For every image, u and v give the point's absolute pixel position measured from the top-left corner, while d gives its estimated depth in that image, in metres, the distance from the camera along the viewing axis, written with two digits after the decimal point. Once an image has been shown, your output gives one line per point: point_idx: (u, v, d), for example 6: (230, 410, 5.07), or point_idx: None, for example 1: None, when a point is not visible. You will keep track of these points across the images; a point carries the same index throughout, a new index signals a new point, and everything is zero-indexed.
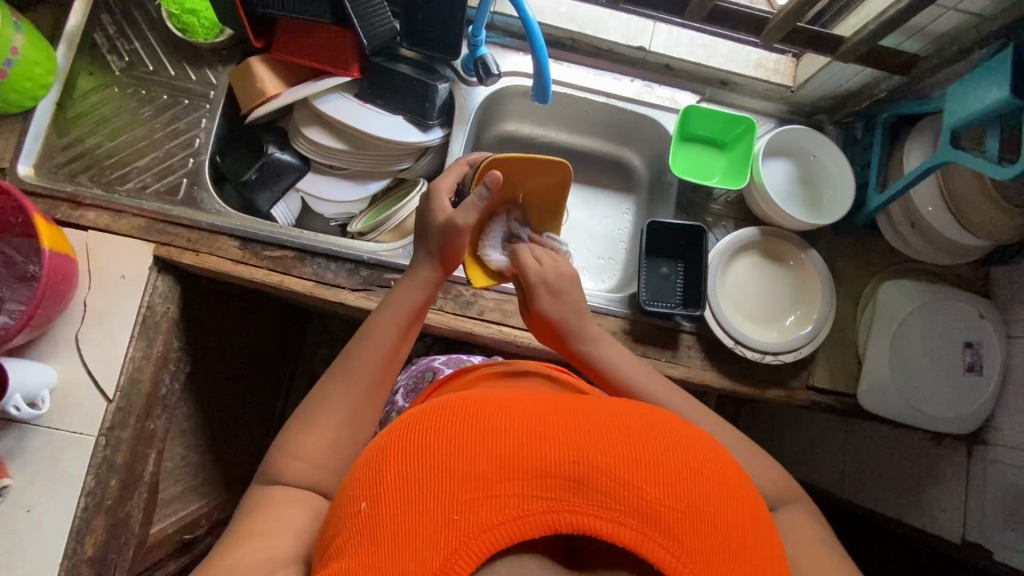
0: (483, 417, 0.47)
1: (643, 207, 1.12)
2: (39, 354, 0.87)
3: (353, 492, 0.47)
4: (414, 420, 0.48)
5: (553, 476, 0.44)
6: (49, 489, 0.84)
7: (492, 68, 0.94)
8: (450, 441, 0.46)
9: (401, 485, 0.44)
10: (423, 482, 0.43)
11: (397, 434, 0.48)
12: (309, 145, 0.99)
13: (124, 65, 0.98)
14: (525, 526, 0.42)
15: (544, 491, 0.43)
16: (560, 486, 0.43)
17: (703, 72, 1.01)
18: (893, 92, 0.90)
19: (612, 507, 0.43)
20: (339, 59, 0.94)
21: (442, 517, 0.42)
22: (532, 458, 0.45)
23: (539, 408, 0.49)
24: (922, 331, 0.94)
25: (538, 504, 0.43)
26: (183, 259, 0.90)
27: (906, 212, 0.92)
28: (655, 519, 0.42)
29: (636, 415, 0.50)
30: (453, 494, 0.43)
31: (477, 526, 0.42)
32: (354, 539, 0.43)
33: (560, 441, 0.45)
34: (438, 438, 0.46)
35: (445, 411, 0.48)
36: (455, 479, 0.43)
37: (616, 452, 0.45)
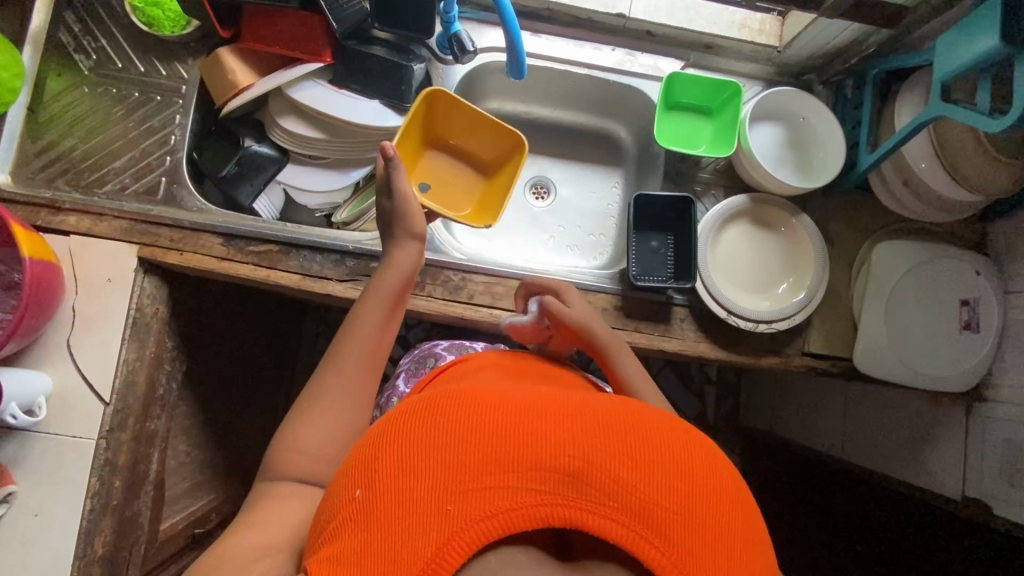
0: (484, 411, 0.47)
1: (632, 180, 1.11)
2: (32, 362, 0.87)
3: (349, 480, 0.47)
4: (415, 409, 0.49)
5: (549, 470, 0.44)
6: (54, 493, 0.86)
7: (467, 45, 0.90)
8: (445, 432, 0.46)
9: (396, 472, 0.44)
10: (420, 471, 0.44)
11: (393, 425, 0.48)
12: (287, 136, 0.97)
13: (92, 64, 0.96)
14: (518, 519, 0.42)
15: (539, 484, 0.43)
16: (556, 480, 0.43)
17: (686, 37, 0.98)
18: (883, 44, 0.86)
19: (607, 501, 0.43)
20: (310, 45, 0.91)
21: (437, 506, 0.42)
22: (531, 452, 0.44)
23: (540, 404, 0.49)
24: (917, 292, 0.93)
25: (533, 497, 0.43)
26: (167, 260, 0.89)
27: (899, 170, 0.90)
28: (648, 516, 0.42)
29: (632, 414, 0.50)
30: (449, 485, 0.43)
31: (471, 517, 0.42)
32: (349, 526, 0.43)
33: (558, 436, 0.45)
34: (436, 428, 0.46)
35: (447, 402, 0.49)
36: (451, 470, 0.43)
37: (614, 450, 0.45)
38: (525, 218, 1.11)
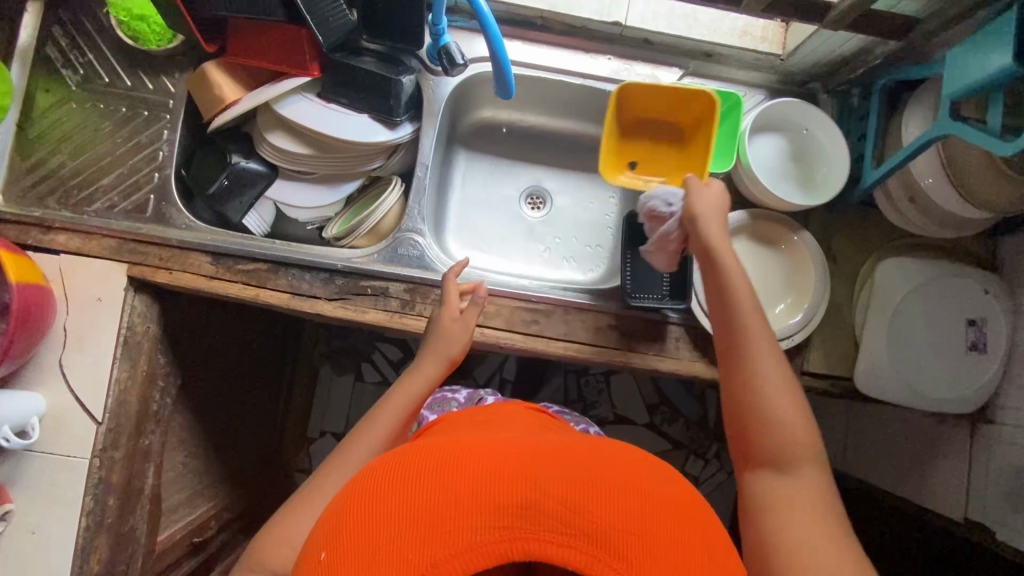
0: (440, 455, 0.47)
1: (629, 191, 1.08)
2: (26, 382, 0.88)
3: (313, 542, 0.46)
4: (376, 468, 0.48)
5: (505, 504, 0.42)
6: (50, 512, 0.87)
7: (457, 58, 0.87)
8: (403, 481, 0.45)
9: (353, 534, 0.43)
10: (377, 526, 0.43)
11: (353, 491, 0.47)
12: (274, 151, 0.95)
13: (80, 79, 0.94)
14: (478, 558, 0.41)
15: (495, 521, 0.42)
16: (512, 515, 0.42)
17: (685, 45, 0.94)
18: (892, 54, 0.82)
19: (563, 530, 0.41)
20: (295, 59, 0.88)
21: (397, 558, 0.41)
22: (486, 489, 0.43)
23: (498, 443, 0.49)
24: (922, 312, 0.90)
25: (491, 535, 0.41)
26: (156, 279, 0.89)
27: (905, 187, 0.87)
28: (606, 539, 0.41)
29: (588, 443, 0.50)
30: (407, 533, 0.42)
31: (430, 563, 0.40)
32: None
33: (512, 469, 0.44)
34: (393, 486, 0.45)
35: (406, 455, 0.48)
36: (406, 522, 0.42)
37: (570, 478, 0.44)
38: (520, 230, 1.09)
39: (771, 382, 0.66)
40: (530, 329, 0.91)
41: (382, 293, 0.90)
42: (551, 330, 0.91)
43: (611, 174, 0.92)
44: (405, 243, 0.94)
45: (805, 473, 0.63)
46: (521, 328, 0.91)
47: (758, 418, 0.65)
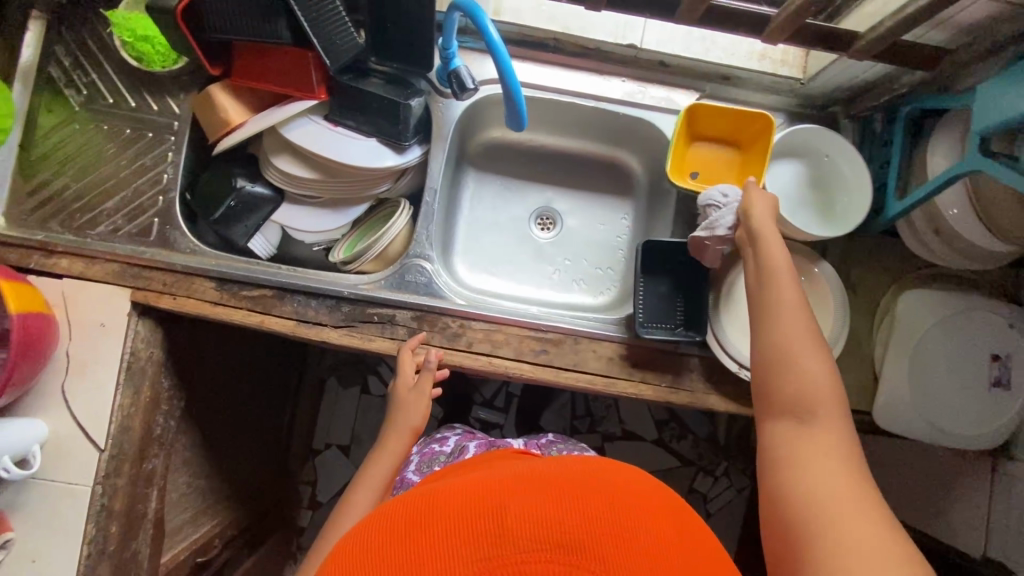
0: (402, 505, 0.44)
1: (641, 213, 1.06)
2: (28, 408, 0.87)
3: None
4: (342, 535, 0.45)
5: (475, 535, 0.39)
6: (52, 540, 0.86)
7: (467, 82, 0.85)
8: (368, 541, 0.42)
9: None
10: None
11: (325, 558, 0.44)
12: (280, 175, 0.93)
13: (83, 100, 0.93)
14: None
15: (465, 553, 0.39)
16: (486, 543, 0.39)
17: (701, 68, 0.92)
18: (918, 84, 0.80)
19: (543, 549, 0.38)
20: (303, 82, 0.87)
21: None
22: (453, 524, 0.41)
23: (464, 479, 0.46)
24: (948, 346, 0.87)
25: (464, 571, 0.38)
26: (160, 304, 0.87)
27: (929, 218, 0.84)
28: (584, 548, 0.38)
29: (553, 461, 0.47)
30: None
31: None
32: None
33: (478, 499, 0.42)
34: (366, 544, 0.42)
35: (371, 516, 0.45)
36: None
37: (541, 493, 0.42)
38: (529, 252, 1.07)
39: (797, 342, 0.64)
40: (540, 359, 0.89)
41: (388, 321, 0.88)
42: (561, 360, 0.89)
43: (677, 177, 0.90)
44: (412, 269, 0.92)
45: (829, 422, 0.61)
46: (530, 357, 0.89)
47: (783, 362, 0.63)
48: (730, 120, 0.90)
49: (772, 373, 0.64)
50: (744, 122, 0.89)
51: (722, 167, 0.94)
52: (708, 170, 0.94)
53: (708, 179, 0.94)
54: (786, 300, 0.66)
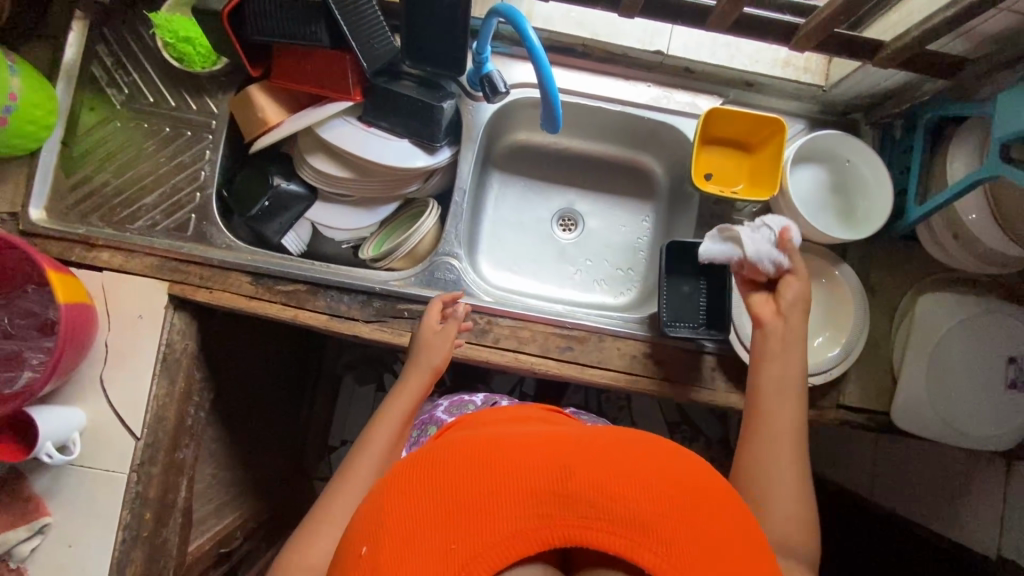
0: (472, 451, 0.46)
1: (662, 216, 1.08)
2: (66, 397, 0.89)
3: (355, 536, 0.45)
4: (409, 465, 0.47)
5: (542, 491, 0.41)
6: (87, 525, 0.88)
7: (499, 85, 0.88)
8: (437, 476, 0.44)
9: (393, 526, 0.42)
10: (411, 518, 0.41)
11: (387, 488, 0.46)
12: (315, 174, 0.96)
13: (124, 98, 0.96)
14: (517, 546, 0.39)
15: (530, 504, 0.40)
16: (554, 500, 0.41)
17: (726, 74, 0.94)
18: (939, 93, 0.81)
19: (608, 520, 0.40)
20: (339, 83, 0.89)
21: (439, 546, 0.39)
22: (522, 476, 0.42)
23: (533, 439, 0.47)
24: (965, 348, 0.89)
25: (531, 521, 0.40)
26: (197, 298, 0.90)
27: (948, 223, 0.86)
28: (645, 524, 0.40)
29: (616, 437, 0.49)
30: (447, 523, 0.40)
31: (469, 552, 0.39)
32: None
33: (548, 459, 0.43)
34: (431, 479, 0.44)
35: (438, 453, 0.47)
36: (446, 513, 0.41)
37: (609, 467, 0.43)
38: (552, 252, 1.09)
39: (779, 434, 0.67)
40: (565, 356, 0.91)
41: (418, 316, 0.91)
42: (586, 357, 0.91)
43: (698, 181, 0.92)
44: (441, 266, 0.94)
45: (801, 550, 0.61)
46: (556, 354, 0.91)
47: (759, 434, 0.68)
48: (744, 121, 0.91)
49: (747, 448, 0.68)
50: (757, 123, 0.91)
51: (732, 166, 0.96)
52: (720, 169, 0.96)
53: (722, 180, 0.96)
54: (782, 369, 0.71)
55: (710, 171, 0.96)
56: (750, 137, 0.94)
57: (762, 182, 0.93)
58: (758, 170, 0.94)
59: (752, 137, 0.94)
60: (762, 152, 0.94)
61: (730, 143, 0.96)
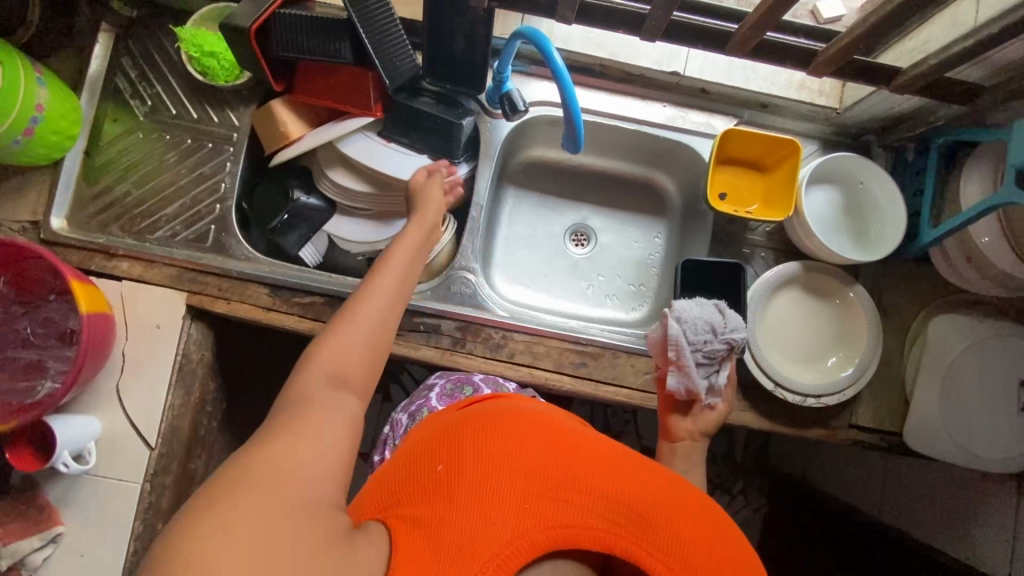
0: (562, 444, 0.54)
1: (675, 233, 1.09)
2: (82, 405, 0.89)
3: (436, 456, 0.53)
4: (501, 420, 0.55)
5: (615, 504, 0.50)
6: (99, 536, 0.87)
7: (519, 104, 0.89)
8: (529, 447, 0.52)
9: (482, 466, 0.50)
10: (501, 471, 0.50)
11: (473, 431, 0.54)
12: (335, 188, 0.98)
13: (147, 110, 0.97)
14: (582, 536, 0.48)
15: (601, 512, 0.49)
16: (622, 515, 0.50)
17: (741, 95, 0.96)
18: (953, 118, 0.83)
19: (657, 551, 0.49)
20: (361, 99, 0.91)
21: (519, 502, 0.48)
22: (602, 485, 0.51)
23: (612, 455, 0.56)
24: (977, 372, 0.89)
25: (600, 523, 0.49)
26: (215, 309, 0.91)
27: (961, 246, 0.87)
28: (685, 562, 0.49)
29: (675, 481, 0.58)
30: (534, 489, 0.49)
31: (544, 521, 0.47)
32: (433, 494, 0.49)
33: (625, 482, 0.52)
34: (524, 446, 0.52)
35: (528, 425, 0.55)
36: (531, 481, 0.50)
37: (670, 509, 0.52)
38: (565, 267, 1.10)
39: None
40: (580, 372, 0.91)
41: (434, 330, 0.91)
42: (600, 374, 0.91)
43: (714, 202, 0.92)
44: (457, 280, 0.95)
45: None
46: (570, 370, 0.91)
47: None
48: (760, 142, 0.93)
49: None
50: (773, 144, 0.92)
51: (746, 186, 0.97)
52: (734, 189, 0.97)
53: (736, 200, 0.97)
54: None
55: (724, 191, 0.97)
56: (765, 159, 0.95)
57: (778, 204, 0.94)
58: (772, 191, 0.96)
59: (766, 158, 0.95)
60: (776, 174, 0.95)
61: (745, 163, 0.97)
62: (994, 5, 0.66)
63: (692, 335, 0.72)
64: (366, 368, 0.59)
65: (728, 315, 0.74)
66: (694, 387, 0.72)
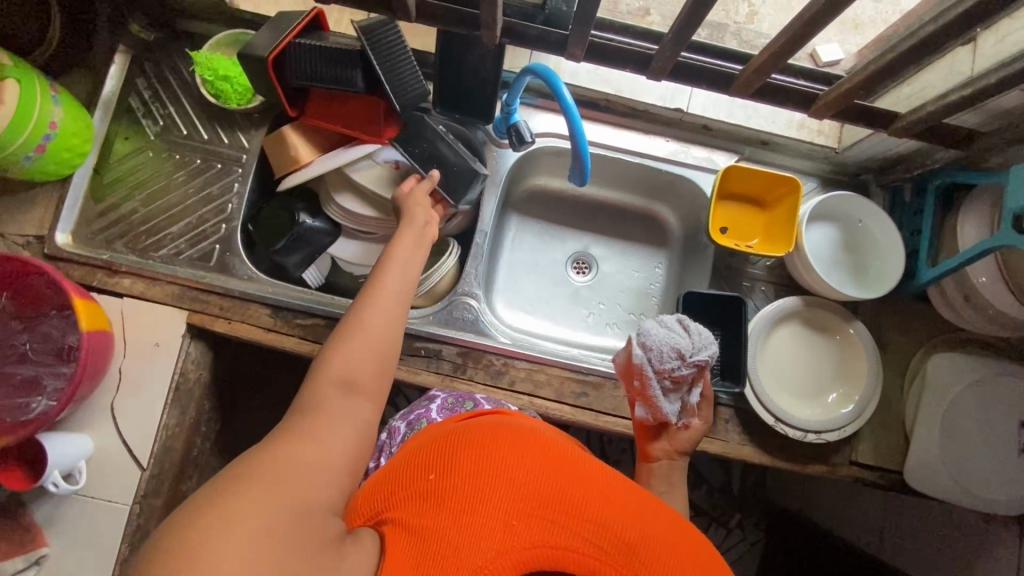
0: (556, 464, 0.53)
1: (676, 264, 1.10)
2: (75, 424, 0.88)
3: (425, 463, 0.52)
4: (494, 432, 0.55)
5: (602, 531, 0.49)
6: (84, 559, 0.85)
7: (526, 135, 0.91)
8: (522, 463, 0.51)
9: (474, 477, 0.49)
10: (490, 484, 0.49)
11: (467, 440, 0.53)
12: (341, 211, 0.99)
13: (159, 130, 0.98)
14: (566, 559, 0.47)
15: (589, 537, 0.48)
16: (608, 543, 0.48)
17: (742, 133, 0.98)
18: (950, 161, 0.84)
19: None
20: (371, 126, 0.93)
21: (504, 519, 0.47)
22: (592, 511, 0.50)
23: (604, 478, 0.55)
24: (976, 410, 0.89)
25: (587, 548, 0.47)
26: (215, 328, 0.90)
27: (959, 286, 0.88)
28: None
29: (667, 510, 0.57)
30: (522, 506, 0.48)
31: (530, 540, 0.46)
32: (419, 502, 0.49)
33: (615, 509, 0.51)
34: (517, 459, 0.52)
35: (523, 439, 0.55)
36: (521, 497, 0.49)
37: (658, 542, 0.51)
38: (566, 295, 1.10)
39: None
40: (580, 402, 0.91)
41: (434, 355, 0.91)
42: (600, 404, 0.91)
43: (714, 236, 0.94)
44: (459, 306, 0.95)
45: None
46: (571, 400, 0.91)
47: None
48: (760, 179, 0.95)
49: None
50: (774, 182, 0.94)
51: (746, 221, 0.99)
52: (735, 223, 0.99)
53: (737, 234, 0.98)
54: None
55: (725, 224, 0.98)
56: (766, 195, 0.97)
57: (777, 240, 0.95)
58: (771, 227, 0.97)
59: (766, 195, 0.98)
60: (776, 210, 0.97)
61: (746, 198, 0.99)
62: (991, 56, 0.68)
63: (658, 362, 0.70)
64: (377, 378, 0.62)
65: (693, 330, 0.72)
66: (664, 414, 0.72)
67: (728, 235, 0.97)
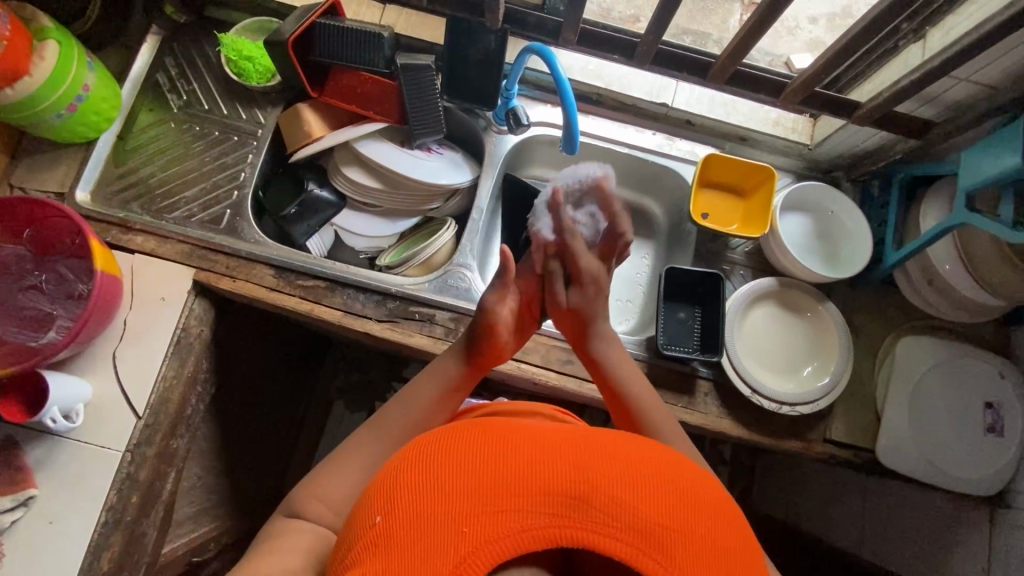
0: (500, 444, 0.47)
1: (662, 253, 1.16)
2: (77, 370, 0.90)
3: (368, 503, 0.48)
4: (429, 442, 0.50)
5: (559, 494, 0.44)
6: (71, 503, 0.86)
7: (523, 119, 1.00)
8: (461, 461, 0.46)
9: (414, 500, 0.44)
10: (429, 497, 0.44)
11: (405, 461, 0.48)
12: (347, 183, 1.05)
13: (182, 104, 1.05)
14: (529, 539, 0.43)
15: (546, 505, 0.43)
16: (562, 503, 0.43)
17: (723, 128, 1.06)
18: (910, 152, 0.92)
19: (615, 527, 0.43)
20: (381, 106, 1.00)
21: (453, 527, 0.42)
22: (543, 477, 0.45)
23: (556, 435, 0.50)
24: (944, 391, 0.94)
25: (545, 518, 0.43)
26: (220, 285, 0.95)
27: (923, 270, 0.93)
28: (649, 532, 0.43)
29: (636, 442, 0.52)
30: (469, 505, 0.43)
31: (484, 538, 0.42)
32: (368, 550, 0.44)
33: (568, 462, 0.46)
34: (455, 459, 0.47)
35: (461, 436, 0.49)
36: (464, 498, 0.44)
37: (625, 476, 0.46)
38: None
39: None
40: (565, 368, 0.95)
41: (429, 319, 0.95)
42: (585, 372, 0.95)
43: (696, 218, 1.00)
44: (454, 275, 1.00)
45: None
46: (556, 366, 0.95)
47: None
48: (738, 168, 1.02)
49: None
50: (750, 170, 1.01)
51: (726, 208, 1.05)
52: (715, 209, 1.05)
53: (717, 219, 1.04)
54: None
55: (706, 208, 1.05)
56: (743, 182, 1.04)
57: (753, 223, 1.02)
58: (749, 212, 1.04)
59: (744, 184, 1.04)
60: (754, 197, 1.03)
61: (726, 187, 1.06)
62: (937, 46, 0.76)
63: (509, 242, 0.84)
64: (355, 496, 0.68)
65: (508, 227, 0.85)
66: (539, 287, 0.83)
67: (709, 219, 1.03)
